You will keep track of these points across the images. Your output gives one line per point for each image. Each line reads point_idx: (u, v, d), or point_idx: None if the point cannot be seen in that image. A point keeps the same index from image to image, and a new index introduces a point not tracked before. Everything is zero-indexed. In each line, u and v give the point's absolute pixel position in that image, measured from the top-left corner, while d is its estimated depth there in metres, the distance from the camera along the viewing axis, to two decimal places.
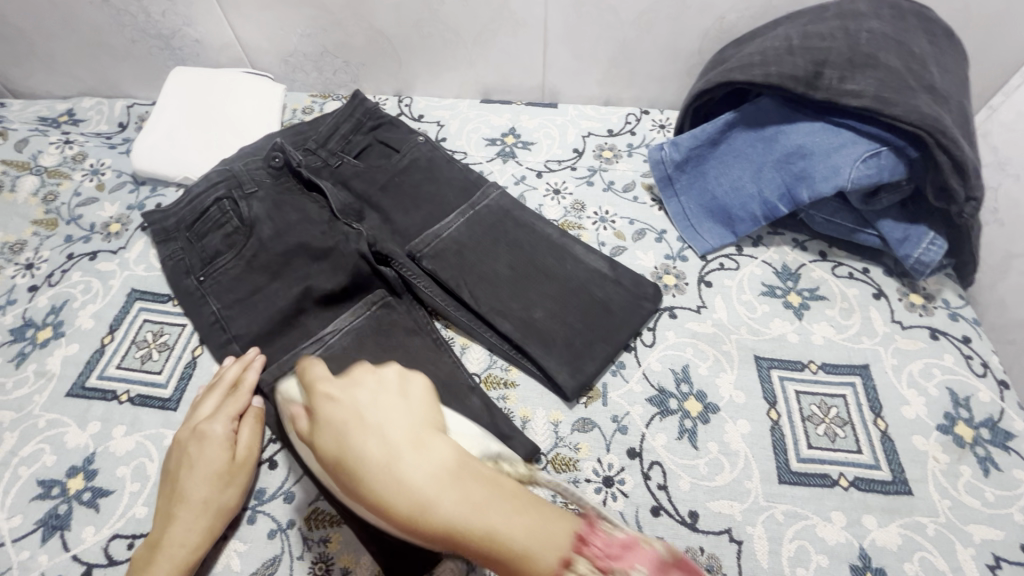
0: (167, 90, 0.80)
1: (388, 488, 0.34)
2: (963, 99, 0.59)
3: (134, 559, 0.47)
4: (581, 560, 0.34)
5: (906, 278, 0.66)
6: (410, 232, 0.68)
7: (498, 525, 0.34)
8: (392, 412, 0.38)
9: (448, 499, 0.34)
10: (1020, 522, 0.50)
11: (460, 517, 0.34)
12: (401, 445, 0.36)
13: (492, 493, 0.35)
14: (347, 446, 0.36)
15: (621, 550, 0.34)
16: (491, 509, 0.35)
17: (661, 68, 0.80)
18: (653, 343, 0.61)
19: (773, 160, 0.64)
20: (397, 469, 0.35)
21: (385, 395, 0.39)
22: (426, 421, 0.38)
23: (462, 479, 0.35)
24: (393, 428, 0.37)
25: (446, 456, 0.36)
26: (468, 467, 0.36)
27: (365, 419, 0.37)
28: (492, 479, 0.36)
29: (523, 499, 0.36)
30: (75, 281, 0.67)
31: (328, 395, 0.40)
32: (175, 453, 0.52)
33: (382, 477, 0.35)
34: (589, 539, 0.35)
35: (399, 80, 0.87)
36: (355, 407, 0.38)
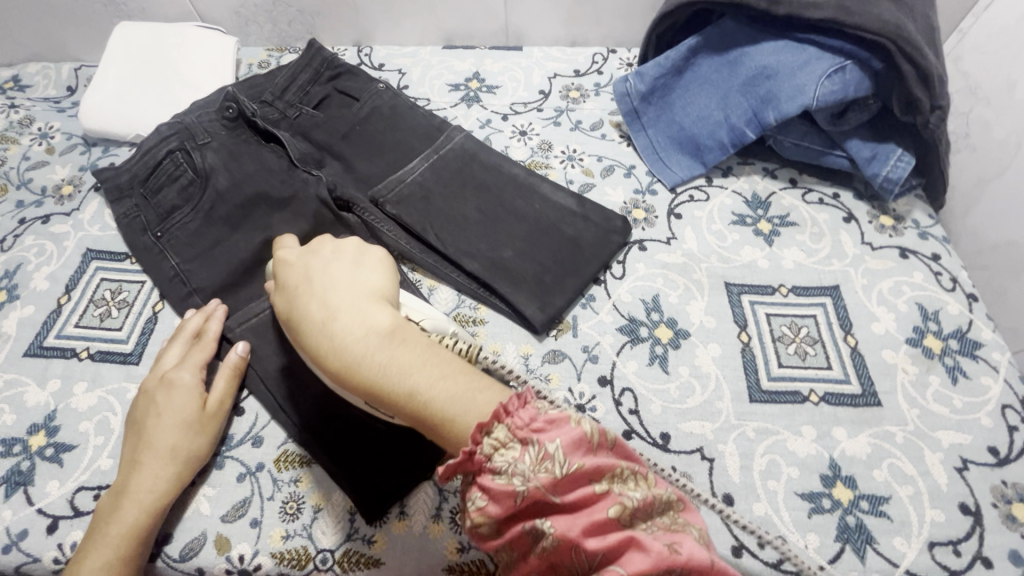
0: (112, 47, 0.76)
1: (323, 341, 0.39)
2: (928, 8, 0.58)
3: (98, 508, 0.47)
4: (499, 427, 0.33)
5: (876, 202, 0.65)
6: (372, 178, 0.66)
7: (417, 386, 0.36)
8: (337, 284, 0.42)
9: (371, 358, 0.37)
10: (988, 425, 0.51)
11: (381, 374, 0.36)
12: (338, 310, 0.40)
13: (418, 356, 0.37)
14: (297, 305, 0.42)
15: (546, 425, 0.33)
16: (415, 374, 0.36)
17: (626, 3, 0.78)
18: (623, 275, 0.61)
19: (739, 84, 0.62)
20: (329, 328, 0.39)
21: (336, 267, 0.44)
22: (370, 292, 0.41)
23: (388, 342, 0.37)
24: (335, 296, 0.41)
25: (378, 320, 0.39)
26: (399, 331, 0.38)
27: (311, 288, 0.42)
28: (426, 349, 0.38)
29: (448, 363, 0.37)
30: (28, 245, 0.65)
31: (290, 265, 0.46)
32: (142, 403, 0.51)
33: (318, 335, 0.39)
34: (512, 411, 0.33)
35: (358, 30, 0.84)
36: (308, 276, 0.44)
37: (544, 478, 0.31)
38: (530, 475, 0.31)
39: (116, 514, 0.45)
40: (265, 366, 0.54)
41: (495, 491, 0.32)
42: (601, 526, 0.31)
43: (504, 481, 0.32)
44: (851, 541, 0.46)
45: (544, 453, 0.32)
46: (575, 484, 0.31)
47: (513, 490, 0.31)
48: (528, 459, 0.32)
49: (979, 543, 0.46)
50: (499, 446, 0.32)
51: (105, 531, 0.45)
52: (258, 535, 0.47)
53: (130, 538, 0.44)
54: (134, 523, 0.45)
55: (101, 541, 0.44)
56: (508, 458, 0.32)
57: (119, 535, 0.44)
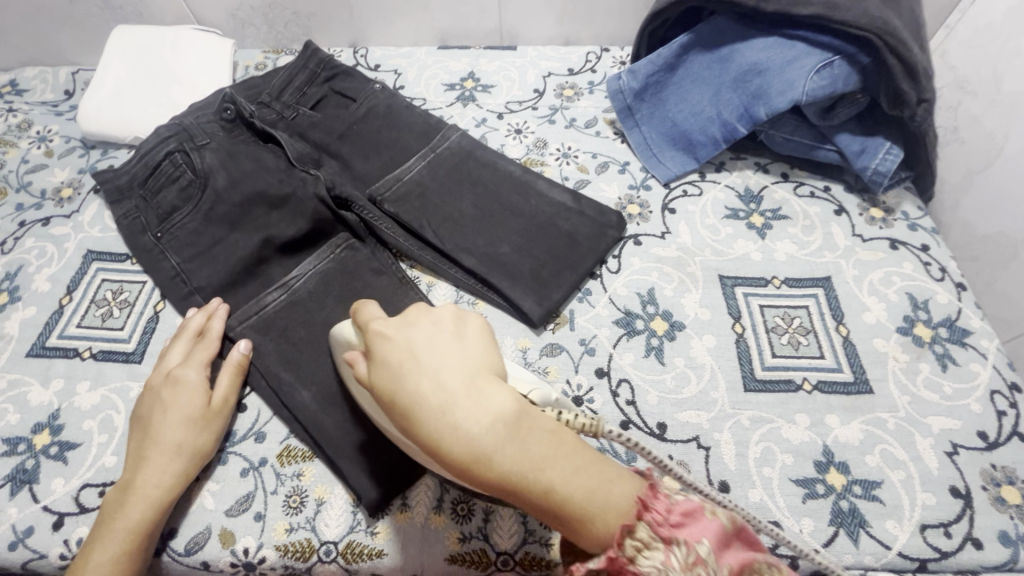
0: (109, 51, 0.77)
1: (447, 433, 0.33)
2: (914, 4, 0.59)
3: (104, 505, 0.47)
4: (641, 526, 0.32)
5: (866, 194, 0.66)
6: (370, 177, 0.67)
7: (553, 481, 0.33)
8: (447, 356, 0.37)
9: (502, 452, 0.33)
10: (977, 411, 0.52)
11: (515, 469, 0.33)
12: (455, 392, 0.34)
13: (552, 449, 0.34)
14: (402, 387, 0.36)
15: (683, 519, 0.32)
16: (550, 467, 0.33)
17: (619, 2, 0.79)
18: (619, 269, 0.62)
19: (730, 79, 0.63)
20: (452, 416, 0.34)
21: (439, 338, 0.38)
22: (481, 366, 0.37)
23: (523, 433, 0.33)
24: (449, 374, 0.35)
25: (504, 405, 0.34)
26: (528, 418, 0.34)
27: (420, 365, 0.36)
28: (555, 436, 0.34)
29: (582, 455, 0.35)
30: (28, 247, 0.65)
31: (384, 334, 0.39)
32: (146, 401, 0.51)
33: (437, 425, 0.34)
34: (651, 505, 0.33)
35: (353, 30, 0.85)
36: (412, 351, 0.37)
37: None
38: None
39: (124, 510, 0.46)
40: (266, 362, 0.55)
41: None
42: None
43: None
44: (844, 524, 0.47)
45: (694, 556, 0.31)
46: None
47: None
48: (677, 562, 0.30)
49: (969, 524, 0.47)
50: (642, 548, 0.31)
51: (111, 526, 0.45)
52: (263, 528, 0.48)
53: (136, 532, 0.45)
54: (140, 517, 0.46)
55: (107, 537, 0.45)
56: (655, 562, 0.31)
57: (126, 529, 0.45)
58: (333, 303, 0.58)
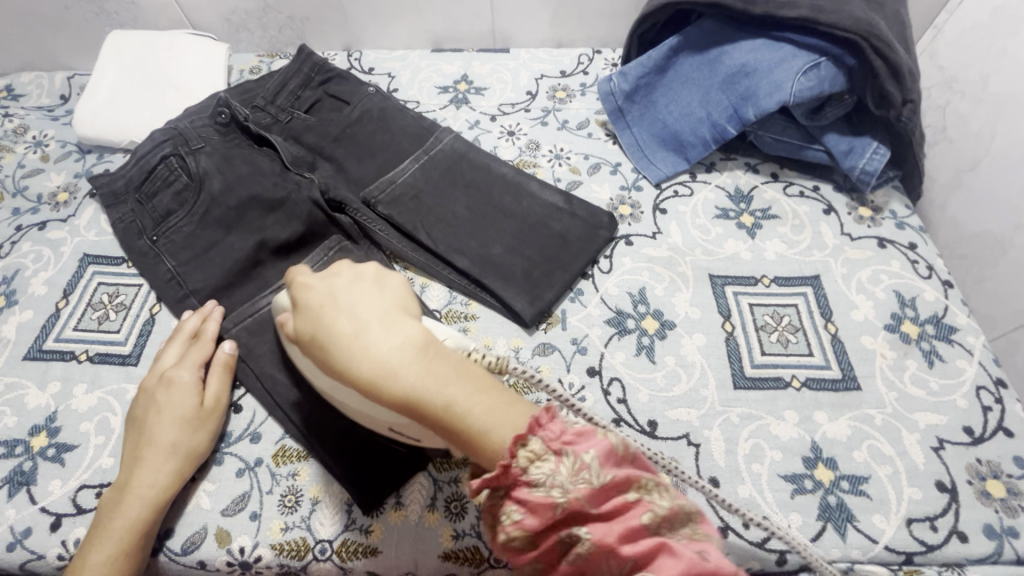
0: (104, 57, 0.78)
1: (355, 356, 0.35)
2: (899, 6, 0.60)
3: (100, 505, 0.48)
4: (533, 439, 0.32)
5: (855, 193, 0.67)
6: (365, 179, 0.67)
7: (454, 399, 0.33)
8: (365, 295, 0.38)
9: (406, 369, 0.34)
10: (963, 406, 0.52)
11: (418, 386, 0.33)
12: (366, 321, 0.36)
13: (456, 372, 0.34)
14: (319, 323, 0.37)
15: (576, 437, 0.33)
16: (452, 385, 0.34)
17: (610, 5, 0.79)
18: (610, 269, 0.62)
19: (719, 82, 0.64)
20: (362, 340, 0.35)
21: (361, 282, 0.39)
22: (397, 304, 0.38)
23: (428, 356, 0.34)
24: (364, 307, 0.37)
25: (412, 331, 0.35)
26: (435, 344, 0.35)
27: (338, 303, 0.38)
28: (460, 362, 0.35)
29: (484, 378, 0.35)
30: (25, 251, 0.65)
31: (308, 279, 0.41)
32: (141, 402, 0.52)
33: (348, 351, 0.35)
34: (543, 424, 0.33)
35: (347, 34, 0.86)
36: (332, 292, 0.39)
37: (583, 489, 0.31)
38: (568, 484, 0.31)
39: (120, 510, 0.46)
40: (261, 364, 0.55)
41: (533, 503, 0.31)
42: (634, 533, 0.31)
43: (542, 493, 0.31)
44: (832, 519, 0.47)
45: (579, 464, 0.32)
46: (610, 492, 0.32)
47: (552, 501, 0.31)
48: (564, 470, 0.32)
49: (955, 518, 0.47)
50: (533, 458, 0.32)
51: (108, 526, 0.46)
52: (258, 527, 0.48)
53: (134, 532, 0.46)
54: (137, 518, 0.46)
55: (104, 537, 0.45)
56: (544, 470, 0.31)
57: (123, 530, 0.46)
58: None
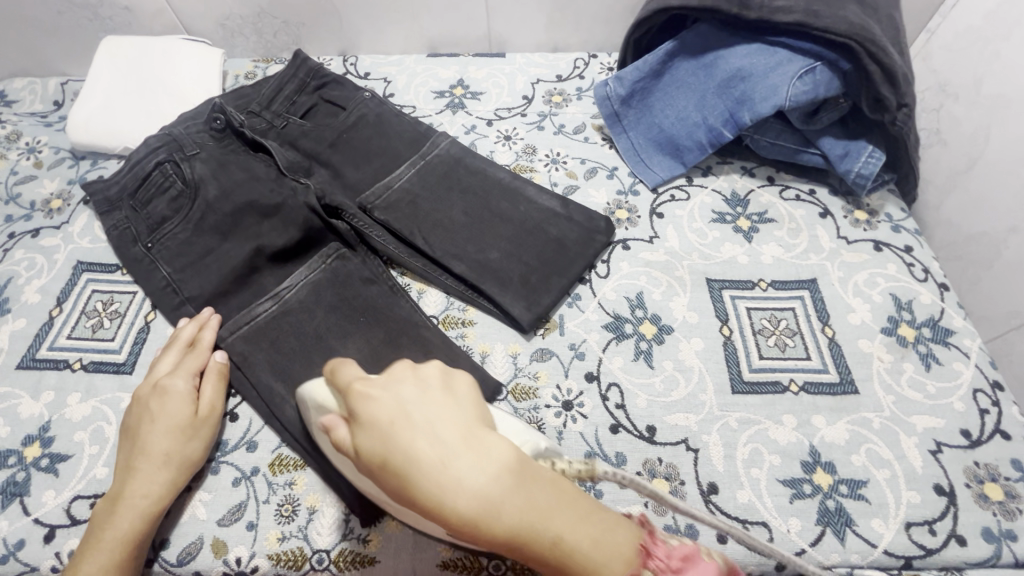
0: (98, 62, 0.77)
1: (447, 492, 0.31)
2: (892, 10, 0.60)
3: (94, 516, 0.47)
4: (646, 573, 0.33)
5: (850, 197, 0.67)
6: (361, 185, 0.67)
7: (559, 531, 0.32)
8: (442, 411, 0.34)
9: (510, 505, 0.31)
10: (960, 409, 0.53)
11: (523, 522, 0.31)
12: (454, 447, 0.32)
13: (554, 498, 0.33)
14: (394, 447, 0.32)
15: (683, 563, 0.34)
16: (553, 516, 0.32)
17: (606, 9, 0.80)
18: (608, 274, 0.62)
19: (715, 86, 0.64)
20: (452, 471, 0.31)
21: (430, 391, 0.35)
22: (476, 419, 0.34)
23: (527, 484, 0.32)
24: (446, 427, 0.33)
25: (507, 455, 0.33)
26: (528, 467, 0.33)
27: (412, 420, 0.33)
28: (555, 483, 0.34)
29: (580, 501, 0.35)
30: (18, 259, 0.65)
31: (364, 385, 0.35)
32: (135, 411, 0.52)
33: (437, 484, 0.31)
34: (652, 551, 0.34)
35: (343, 39, 0.85)
36: (401, 405, 0.34)
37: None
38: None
39: (113, 521, 0.46)
40: (257, 372, 0.55)
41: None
42: None
43: None
44: (831, 524, 0.47)
45: None
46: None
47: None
48: None
49: (953, 521, 0.47)
50: None
51: (101, 537, 0.45)
52: (255, 537, 0.48)
53: (127, 542, 0.45)
54: (130, 527, 0.46)
55: (96, 548, 0.45)
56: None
57: (115, 540, 0.45)
58: (323, 312, 0.59)
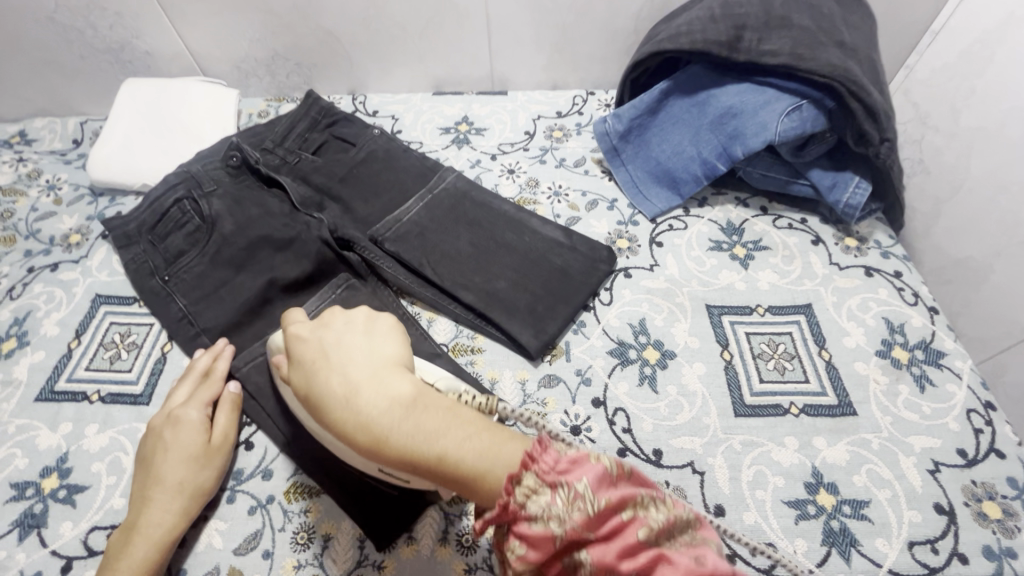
0: (118, 103, 0.81)
1: (348, 414, 0.36)
2: (872, 52, 0.64)
3: (109, 546, 0.48)
4: (527, 475, 0.33)
5: (841, 225, 0.70)
6: (371, 218, 0.70)
7: (447, 449, 0.34)
8: (354, 351, 0.40)
9: (399, 428, 0.35)
10: (956, 429, 0.54)
11: (412, 442, 0.34)
12: (358, 380, 0.37)
13: (446, 421, 0.36)
14: (313, 381, 0.39)
15: (570, 465, 0.34)
16: (443, 436, 0.35)
17: (602, 50, 0.84)
18: (611, 301, 0.65)
19: (708, 122, 0.68)
20: (352, 398, 0.37)
21: (349, 336, 0.41)
22: (386, 358, 0.39)
23: (418, 409, 0.36)
24: (353, 365, 0.39)
25: (403, 387, 0.37)
26: (425, 397, 0.37)
27: (330, 361, 0.40)
28: (452, 409, 0.37)
29: (476, 424, 0.36)
30: (37, 292, 0.67)
31: (303, 335, 0.43)
32: (150, 441, 0.53)
33: (343, 410, 0.36)
34: (537, 457, 0.34)
35: (352, 79, 0.89)
36: (323, 347, 0.41)
37: (578, 518, 0.32)
38: (564, 515, 0.32)
39: (127, 551, 0.46)
40: (272, 401, 0.56)
41: (533, 537, 0.32)
42: (633, 552, 0.31)
43: (541, 527, 0.32)
44: (836, 544, 0.49)
45: (573, 494, 0.32)
46: (607, 519, 0.32)
47: (551, 533, 0.32)
48: (560, 502, 0.32)
49: (954, 540, 0.49)
50: (530, 493, 0.33)
51: (116, 567, 0.45)
52: (271, 566, 0.48)
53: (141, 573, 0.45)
54: (144, 558, 0.46)
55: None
56: (540, 503, 0.33)
57: (130, 570, 0.45)
58: None
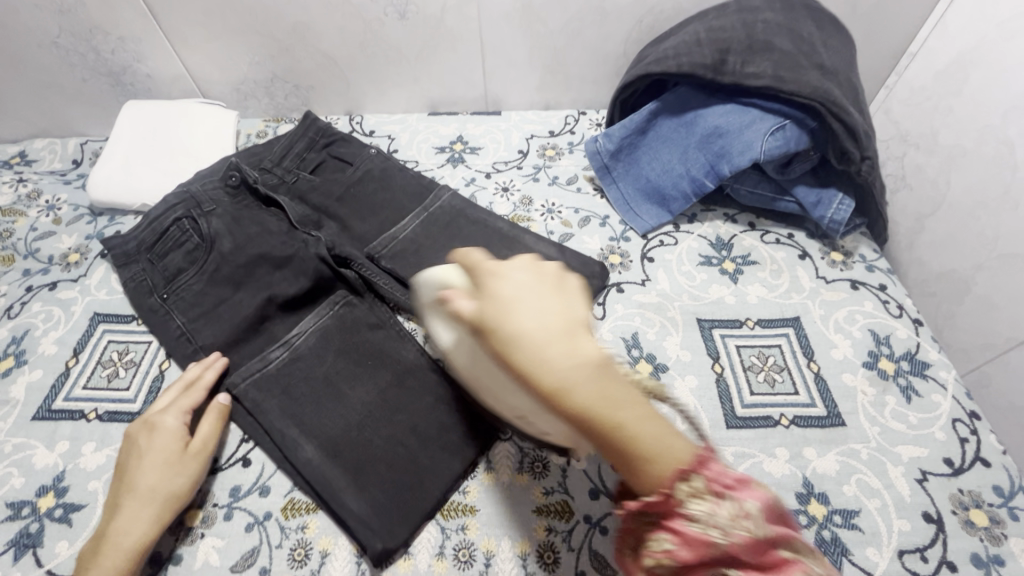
0: (119, 124, 0.82)
1: (529, 361, 0.32)
2: (851, 74, 0.67)
3: (82, 552, 0.49)
4: (697, 477, 0.32)
5: (826, 240, 0.72)
6: (368, 236, 0.71)
7: (628, 424, 0.32)
8: (542, 297, 0.35)
9: (588, 391, 0.32)
10: (942, 438, 0.56)
11: (596, 406, 0.32)
12: (549, 329, 0.33)
13: (628, 395, 0.33)
14: (493, 315, 0.34)
15: (737, 483, 0.33)
16: (626, 410, 0.32)
17: (593, 71, 0.86)
18: (604, 316, 0.66)
19: (696, 141, 0.70)
20: (541, 343, 0.33)
21: (535, 279, 0.36)
22: (575, 312, 0.35)
23: (605, 380, 0.32)
24: (545, 311, 0.34)
25: (593, 351, 0.33)
26: (613, 368, 0.34)
27: (514, 301, 0.35)
28: (629, 383, 0.34)
29: (651, 407, 0.34)
30: (35, 311, 0.67)
31: (486, 263, 0.39)
32: (127, 446, 0.54)
33: (526, 355, 0.33)
34: (708, 464, 0.32)
35: (349, 100, 0.91)
36: (507, 286, 0.36)
37: (742, 535, 0.31)
38: (729, 529, 0.31)
39: (99, 558, 0.47)
40: (269, 418, 0.57)
41: (687, 538, 0.32)
42: None
43: (700, 530, 0.31)
44: (827, 554, 0.49)
45: (741, 511, 0.31)
46: (772, 549, 0.32)
47: (710, 541, 0.31)
48: (724, 513, 0.31)
49: (943, 548, 0.50)
50: (695, 496, 0.31)
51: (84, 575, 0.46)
52: None
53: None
54: (115, 565, 0.47)
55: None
56: (704, 509, 0.31)
57: None
58: (332, 357, 0.61)
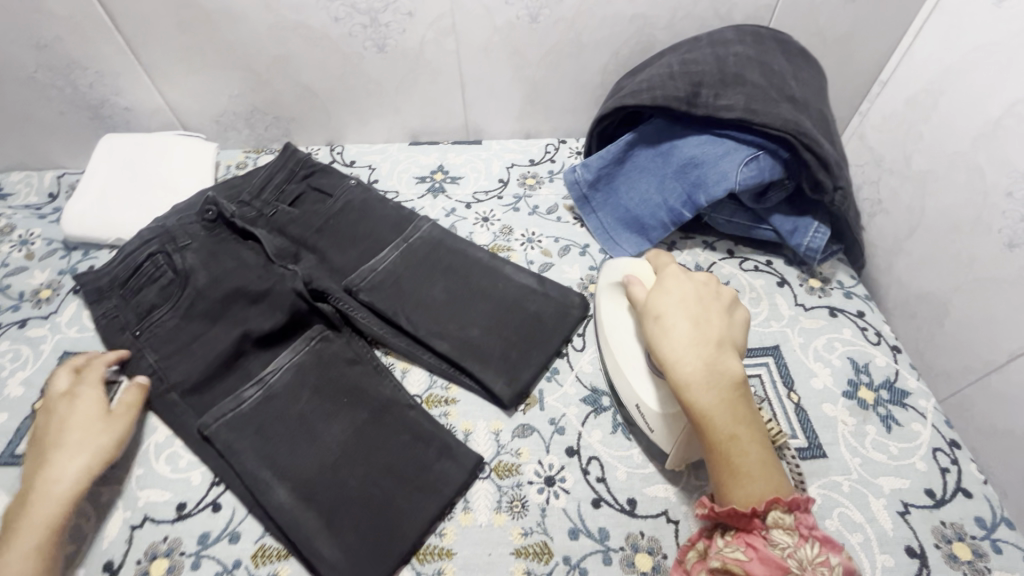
0: (96, 156, 0.82)
1: (681, 351, 0.48)
2: (821, 105, 0.68)
3: (9, 512, 0.51)
4: (790, 516, 0.41)
5: (804, 266, 0.73)
6: (346, 269, 0.70)
7: (738, 438, 0.45)
8: (708, 317, 0.51)
9: (713, 396, 0.46)
10: (923, 469, 0.55)
11: (715, 409, 0.46)
12: (701, 341, 0.49)
13: (747, 419, 0.46)
14: (666, 314, 0.51)
15: (823, 539, 0.42)
16: (741, 427, 0.45)
17: (572, 101, 0.87)
18: (584, 347, 0.65)
19: (673, 171, 0.71)
20: (690, 348, 0.48)
21: (707, 304, 0.52)
22: (730, 341, 0.50)
23: (734, 393, 0.46)
24: (707, 329, 0.50)
25: (733, 371, 0.47)
26: (743, 395, 0.47)
27: (680, 310, 0.51)
28: (753, 415, 0.46)
29: (763, 441, 0.45)
30: (3, 351, 0.66)
31: (673, 277, 0.55)
32: (47, 414, 0.57)
33: (676, 347, 0.49)
34: (803, 511, 0.42)
35: (330, 131, 0.91)
36: (683, 297, 0.52)
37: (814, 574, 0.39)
38: (805, 564, 0.40)
39: (33, 503, 0.51)
40: (240, 460, 0.55)
41: (766, 556, 0.40)
42: None
43: (778, 554, 0.40)
44: None
45: (821, 559, 0.40)
46: None
47: (787, 567, 0.39)
48: (806, 553, 0.40)
49: None
50: (782, 525, 0.41)
51: (19, 526, 0.50)
52: None
53: (47, 525, 0.50)
54: (50, 512, 0.51)
55: (14, 536, 0.49)
56: (788, 539, 0.41)
57: (34, 527, 0.50)
58: (308, 395, 0.60)
